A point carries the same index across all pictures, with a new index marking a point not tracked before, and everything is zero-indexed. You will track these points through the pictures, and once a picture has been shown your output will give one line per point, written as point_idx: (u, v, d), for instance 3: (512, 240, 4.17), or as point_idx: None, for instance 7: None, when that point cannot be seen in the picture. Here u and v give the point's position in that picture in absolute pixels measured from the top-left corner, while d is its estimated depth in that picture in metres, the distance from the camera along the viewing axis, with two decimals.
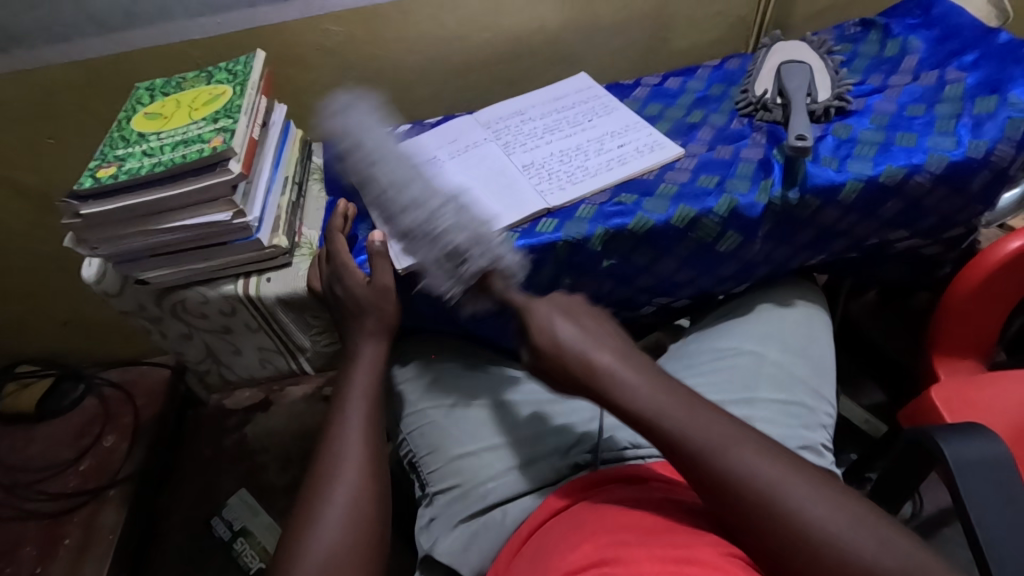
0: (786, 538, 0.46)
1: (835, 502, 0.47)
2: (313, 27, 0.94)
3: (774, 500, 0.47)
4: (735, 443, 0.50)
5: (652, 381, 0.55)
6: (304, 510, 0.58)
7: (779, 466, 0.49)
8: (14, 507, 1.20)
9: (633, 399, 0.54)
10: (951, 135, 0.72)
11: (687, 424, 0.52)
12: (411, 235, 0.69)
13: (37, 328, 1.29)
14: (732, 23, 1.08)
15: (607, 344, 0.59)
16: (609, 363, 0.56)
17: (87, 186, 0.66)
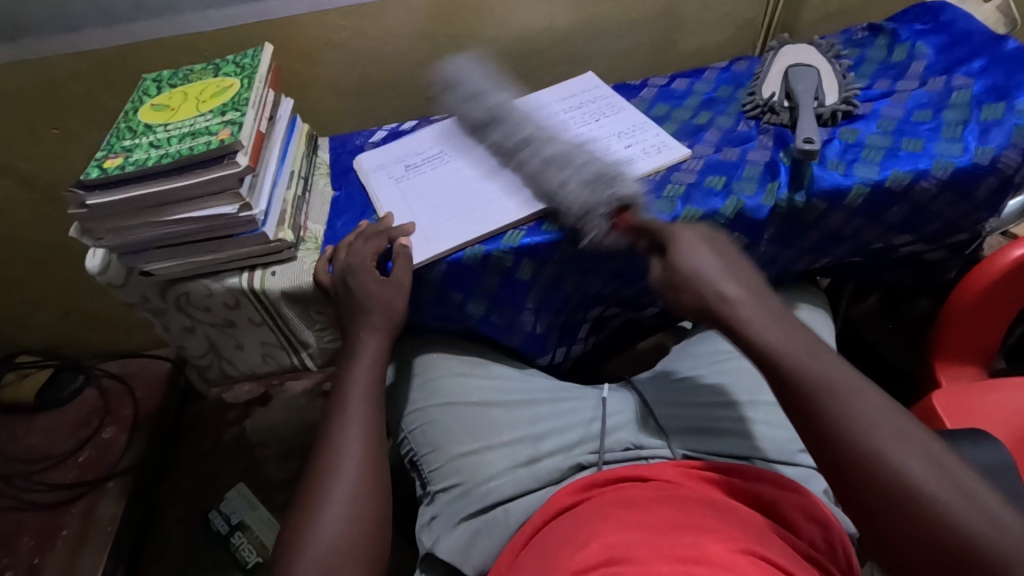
0: (891, 495, 0.44)
1: (940, 466, 0.44)
2: (321, 22, 0.93)
3: (880, 458, 0.45)
4: (849, 394, 0.48)
5: (778, 318, 0.54)
6: (305, 506, 0.58)
7: (900, 430, 0.46)
8: (12, 497, 1.20)
9: (753, 329, 0.53)
10: (958, 141, 0.73)
11: (810, 363, 0.50)
12: (550, 164, 0.73)
13: (38, 318, 1.29)
14: (739, 26, 1.08)
15: (732, 274, 0.58)
16: (729, 293, 0.56)
17: (94, 176, 0.66)
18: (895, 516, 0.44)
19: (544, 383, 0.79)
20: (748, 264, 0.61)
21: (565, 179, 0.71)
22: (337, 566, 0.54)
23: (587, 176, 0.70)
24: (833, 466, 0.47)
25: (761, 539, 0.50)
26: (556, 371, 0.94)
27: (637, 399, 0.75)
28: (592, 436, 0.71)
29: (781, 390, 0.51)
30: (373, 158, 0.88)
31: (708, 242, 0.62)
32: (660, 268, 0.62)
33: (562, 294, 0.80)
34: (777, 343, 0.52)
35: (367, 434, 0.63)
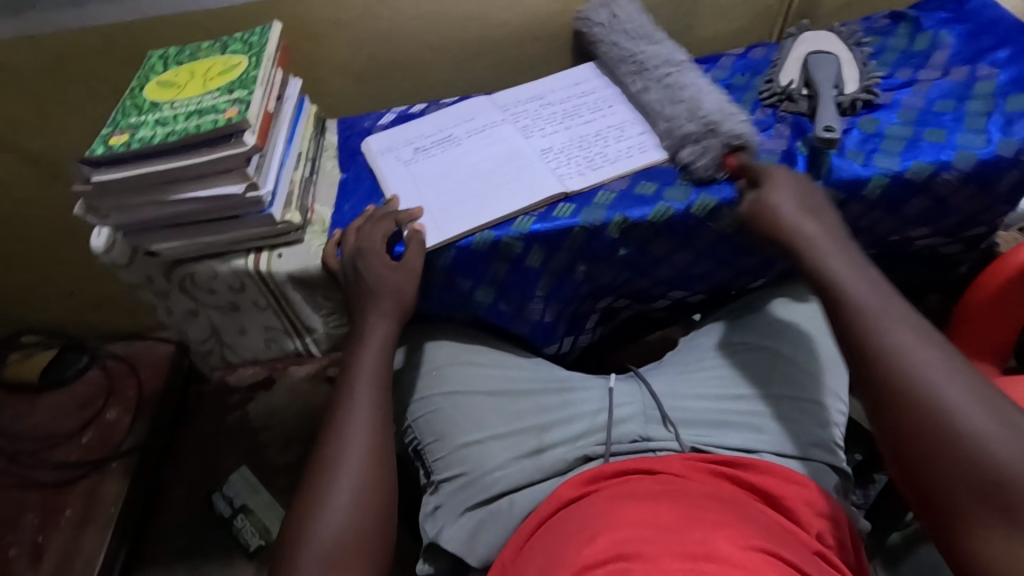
0: (917, 411, 0.47)
1: (978, 398, 0.45)
2: (330, 1, 0.92)
3: (932, 396, 0.46)
4: (905, 328, 0.51)
5: (852, 262, 0.58)
6: (309, 494, 0.57)
7: (951, 366, 0.47)
8: (17, 476, 1.21)
9: (820, 259, 0.59)
10: (981, 133, 0.71)
11: (855, 289, 0.55)
12: (653, 102, 0.78)
13: (43, 298, 1.29)
14: (757, 12, 1.06)
15: (811, 216, 0.63)
16: (813, 234, 0.60)
17: (99, 153, 0.65)
18: (937, 447, 0.45)
19: (551, 373, 0.78)
20: (837, 219, 0.64)
21: (671, 117, 0.76)
22: (343, 553, 0.53)
23: (687, 114, 0.75)
24: (881, 398, 0.49)
25: (772, 535, 0.49)
26: (563, 360, 0.93)
27: (647, 389, 0.74)
28: (599, 427, 0.70)
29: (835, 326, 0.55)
30: (381, 140, 0.86)
31: (802, 202, 0.64)
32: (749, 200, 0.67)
33: (571, 283, 0.79)
34: (846, 277, 0.56)
35: (372, 419, 0.62)
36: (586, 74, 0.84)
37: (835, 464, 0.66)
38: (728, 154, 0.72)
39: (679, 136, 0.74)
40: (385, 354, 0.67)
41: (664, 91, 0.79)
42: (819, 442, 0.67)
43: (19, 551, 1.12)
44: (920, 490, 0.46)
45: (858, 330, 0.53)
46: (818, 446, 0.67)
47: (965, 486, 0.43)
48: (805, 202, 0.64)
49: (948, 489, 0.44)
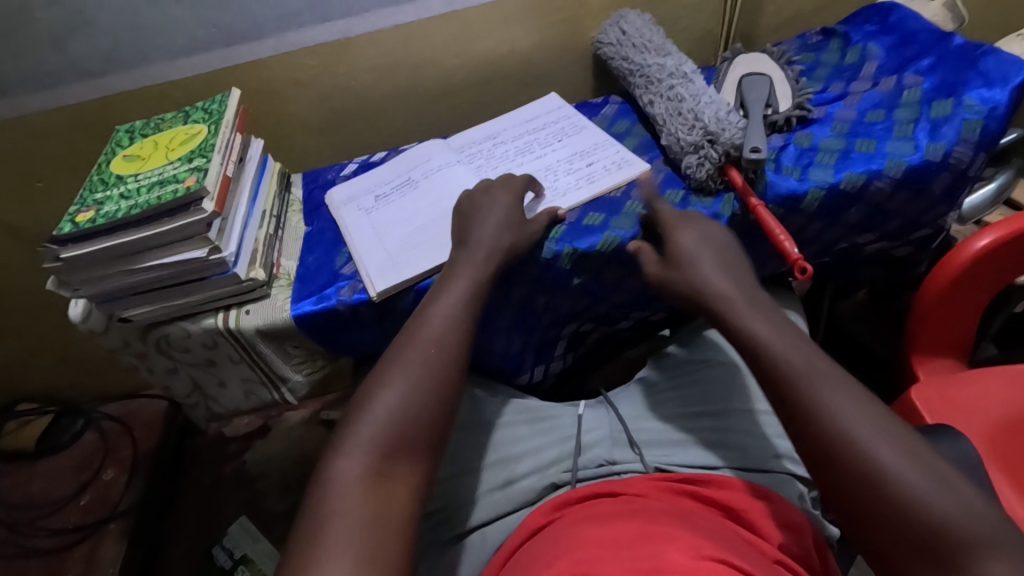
0: (846, 472, 0.49)
1: (908, 454, 0.48)
2: (288, 62, 0.96)
3: (871, 464, 0.48)
4: (829, 388, 0.52)
5: (777, 327, 0.59)
6: (361, 401, 0.56)
7: (876, 420, 0.50)
8: (16, 545, 1.21)
9: (740, 320, 0.60)
10: (909, 140, 0.73)
11: (778, 349, 0.56)
12: (670, 117, 0.81)
13: (37, 367, 1.32)
14: (699, 37, 1.10)
15: (723, 272, 0.65)
16: (724, 290, 0.63)
17: (67, 231, 0.68)
18: (886, 512, 0.46)
19: (522, 404, 0.79)
20: (748, 272, 0.66)
21: (692, 118, 0.78)
22: (363, 493, 0.48)
23: (704, 119, 0.77)
24: (822, 465, 0.50)
25: (727, 546, 0.50)
26: (537, 389, 0.95)
27: (613, 413, 0.76)
28: (566, 454, 0.72)
29: (770, 388, 0.56)
30: (343, 191, 0.90)
31: (716, 258, 0.66)
32: (659, 266, 0.69)
33: (533, 314, 0.81)
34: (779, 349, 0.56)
35: (443, 340, 0.61)
36: (671, 110, 0.81)
37: (803, 473, 0.66)
38: (726, 164, 0.75)
39: (682, 146, 0.77)
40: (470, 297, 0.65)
41: (667, 103, 0.82)
42: (783, 452, 0.68)
43: None
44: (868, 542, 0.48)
45: (798, 406, 0.53)
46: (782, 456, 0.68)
47: (906, 545, 0.45)
48: (721, 256, 0.66)
49: (895, 545, 0.45)
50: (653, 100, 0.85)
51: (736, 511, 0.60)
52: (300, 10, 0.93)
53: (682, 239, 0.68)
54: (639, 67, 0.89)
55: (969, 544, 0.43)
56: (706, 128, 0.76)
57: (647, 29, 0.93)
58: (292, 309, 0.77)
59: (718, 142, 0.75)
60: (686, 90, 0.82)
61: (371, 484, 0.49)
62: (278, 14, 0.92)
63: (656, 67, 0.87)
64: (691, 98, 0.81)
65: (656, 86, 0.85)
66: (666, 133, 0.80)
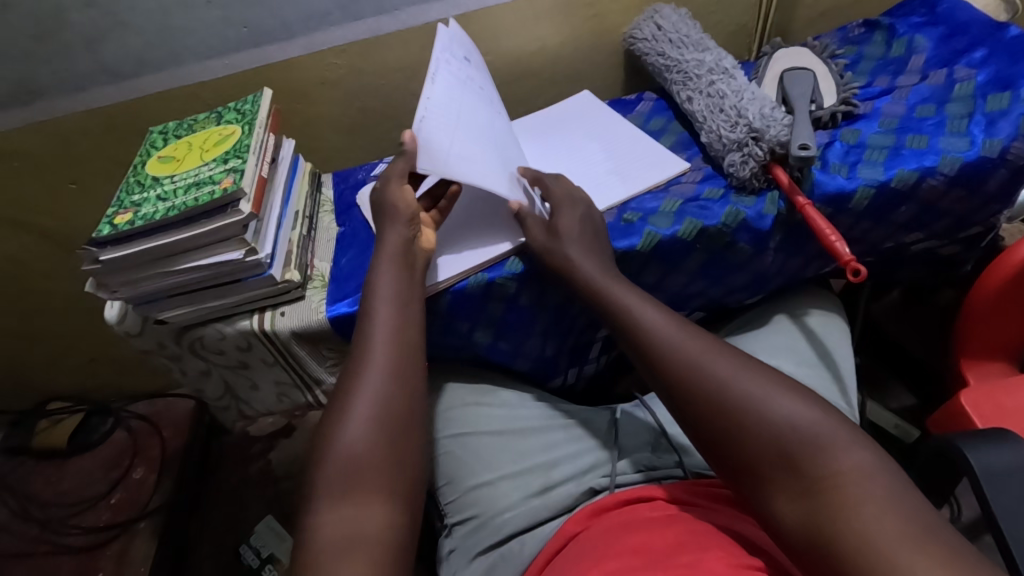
0: (701, 404, 0.53)
1: (745, 372, 0.53)
2: (318, 62, 0.96)
3: (719, 391, 0.53)
4: (680, 335, 0.58)
5: (640, 295, 0.64)
6: (330, 418, 0.58)
7: (718, 353, 0.56)
8: (48, 542, 1.22)
9: (609, 289, 0.65)
10: (964, 135, 0.71)
11: (635, 311, 0.62)
12: (710, 114, 0.79)
13: (68, 365, 1.34)
14: (733, 31, 1.08)
15: (586, 242, 0.68)
16: (584, 262, 0.66)
17: (105, 233, 0.68)
18: (741, 431, 0.50)
19: (554, 409, 0.77)
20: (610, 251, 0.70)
21: (734, 114, 0.76)
22: (349, 544, 0.50)
23: (745, 116, 0.75)
24: (681, 400, 0.55)
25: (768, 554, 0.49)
26: (570, 391, 0.94)
27: (652, 417, 0.74)
28: (605, 459, 0.70)
29: (631, 343, 0.61)
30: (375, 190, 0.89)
31: (587, 242, 0.69)
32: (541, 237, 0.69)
33: (567, 316, 0.80)
34: (640, 311, 0.62)
35: (396, 343, 0.62)
36: (711, 107, 0.79)
37: None
38: (770, 161, 0.73)
39: (724, 143, 0.76)
40: (405, 286, 0.65)
41: (707, 100, 0.80)
42: None
43: None
44: (734, 472, 0.51)
45: (657, 356, 0.58)
46: None
47: (764, 460, 0.49)
48: (594, 238, 0.69)
49: (756, 461, 0.49)
50: (691, 97, 0.83)
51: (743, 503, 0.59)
52: (330, 9, 0.92)
53: (561, 219, 0.69)
54: (677, 63, 0.87)
55: (808, 438, 0.48)
56: (750, 125, 0.74)
57: (684, 23, 0.91)
58: (327, 311, 0.76)
59: (763, 139, 0.72)
60: (727, 86, 0.80)
61: (346, 526, 0.51)
62: (308, 14, 0.92)
63: (694, 63, 0.85)
64: (732, 93, 0.79)
65: (695, 82, 0.83)
66: (706, 130, 0.79)
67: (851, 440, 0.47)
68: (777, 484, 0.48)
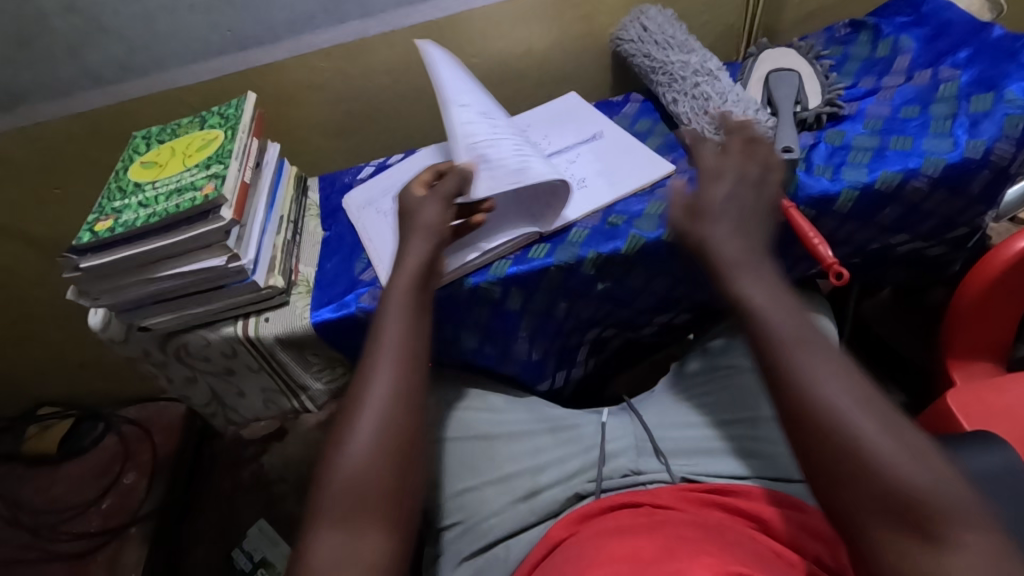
0: (814, 434, 0.45)
1: (883, 413, 0.45)
2: (303, 65, 0.95)
3: (842, 424, 0.44)
4: (808, 347, 0.49)
5: (770, 289, 0.54)
6: (326, 454, 0.53)
7: (852, 381, 0.46)
8: (39, 549, 1.21)
9: (735, 272, 0.56)
10: (948, 137, 0.70)
11: (759, 305, 0.52)
12: (694, 116, 0.79)
13: (58, 371, 1.33)
14: (721, 31, 1.07)
15: (735, 214, 0.60)
16: (718, 233, 0.58)
17: (85, 241, 0.68)
18: (858, 477, 0.43)
19: (543, 413, 0.77)
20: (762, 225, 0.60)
21: (718, 118, 0.76)
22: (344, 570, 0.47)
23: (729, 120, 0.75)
24: (792, 417, 0.47)
25: (752, 558, 0.49)
26: (559, 395, 0.94)
27: (637, 421, 0.74)
28: (591, 463, 0.70)
29: (748, 338, 0.52)
30: (361, 194, 0.89)
31: (736, 217, 0.60)
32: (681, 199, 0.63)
33: (554, 320, 0.80)
34: (769, 309, 0.52)
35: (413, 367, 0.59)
36: (695, 110, 0.79)
37: None
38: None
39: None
40: (412, 316, 0.62)
41: (692, 102, 0.80)
42: None
43: None
44: (834, 512, 0.44)
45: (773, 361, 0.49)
46: None
47: (877, 515, 0.42)
48: (742, 214, 0.60)
49: (866, 512, 0.42)
50: (676, 98, 0.83)
51: (774, 522, 0.58)
52: (315, 12, 0.91)
53: (710, 191, 0.61)
54: (662, 64, 0.87)
55: (942, 510, 0.40)
56: (734, 128, 0.73)
57: (669, 25, 0.91)
58: (312, 316, 0.75)
59: None
60: (711, 88, 0.80)
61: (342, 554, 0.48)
62: (292, 17, 0.91)
63: (679, 64, 0.85)
64: (716, 95, 0.79)
65: (680, 83, 0.83)
66: (690, 132, 0.78)
67: (991, 527, 0.40)
68: (889, 546, 0.41)
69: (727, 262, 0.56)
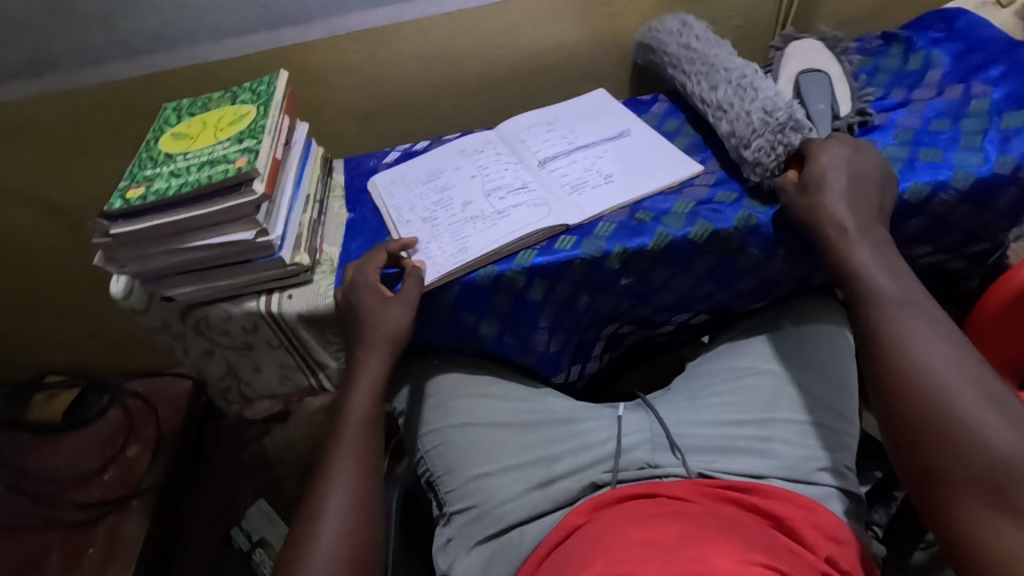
0: (911, 398, 0.51)
1: (983, 387, 0.49)
2: (334, 47, 0.95)
3: (939, 389, 0.50)
4: (917, 325, 0.55)
5: (885, 263, 0.61)
6: (292, 556, 0.56)
7: (957, 358, 0.52)
8: (40, 516, 1.21)
9: (851, 254, 0.62)
10: (978, 152, 0.71)
11: (877, 287, 0.59)
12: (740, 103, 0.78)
13: (68, 340, 1.33)
14: (749, 36, 1.08)
15: (857, 203, 0.65)
16: (840, 215, 0.64)
17: (117, 207, 0.68)
18: (944, 438, 0.48)
19: (559, 405, 0.77)
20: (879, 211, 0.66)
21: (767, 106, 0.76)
22: None
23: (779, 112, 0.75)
24: (886, 383, 0.54)
25: (772, 552, 0.50)
26: (571, 389, 0.94)
27: (653, 416, 0.75)
28: (607, 455, 0.71)
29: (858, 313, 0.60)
30: (386, 176, 0.89)
31: (848, 193, 0.65)
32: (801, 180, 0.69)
33: (574, 313, 0.80)
34: (880, 286, 0.59)
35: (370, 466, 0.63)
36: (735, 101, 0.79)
37: (845, 487, 0.66)
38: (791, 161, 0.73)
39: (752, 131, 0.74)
40: (370, 424, 0.66)
41: (733, 94, 0.80)
42: (826, 466, 0.67)
43: None
44: (920, 472, 0.49)
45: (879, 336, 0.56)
46: (826, 470, 0.67)
47: (958, 473, 0.46)
48: (854, 193, 0.65)
49: (946, 469, 0.47)
50: (716, 90, 0.82)
51: (794, 521, 0.59)
52: None
53: (820, 161, 0.67)
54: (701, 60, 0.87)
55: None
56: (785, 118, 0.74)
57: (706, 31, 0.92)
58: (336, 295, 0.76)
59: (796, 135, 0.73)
60: (755, 84, 0.80)
61: None
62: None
63: (721, 60, 0.86)
64: (762, 89, 0.79)
65: (721, 77, 0.83)
66: (730, 118, 0.77)
67: None
68: (967, 500, 0.45)
69: (841, 232, 0.63)
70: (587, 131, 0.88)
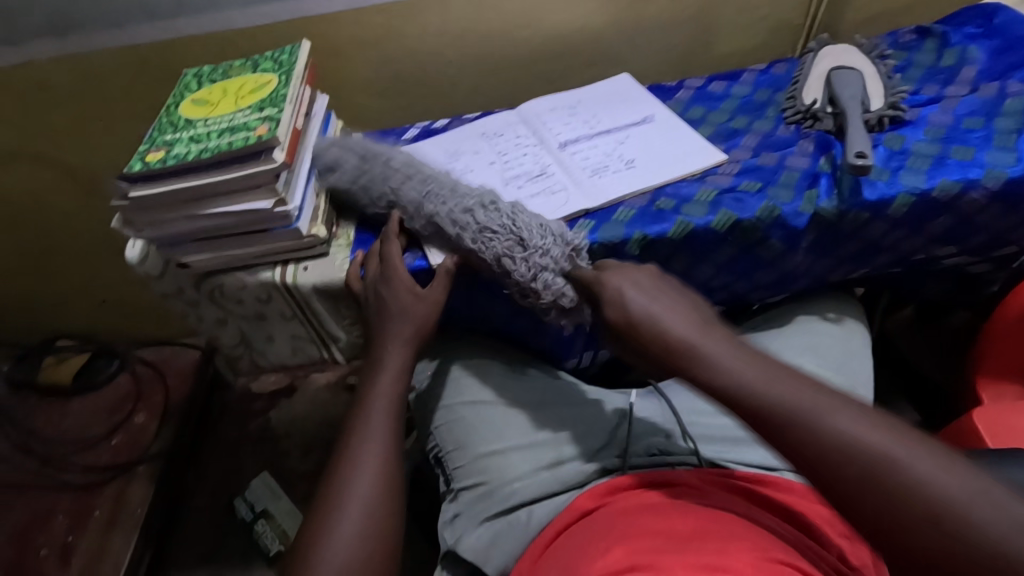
0: (884, 507, 0.39)
1: (946, 461, 0.39)
2: (357, 20, 0.94)
3: (912, 486, 0.39)
4: (824, 409, 0.43)
5: (735, 348, 0.50)
6: (312, 536, 0.56)
7: (885, 432, 0.41)
8: (47, 477, 1.23)
9: (704, 359, 0.50)
10: (1011, 151, 0.69)
11: (741, 375, 0.47)
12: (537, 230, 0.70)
13: (79, 305, 1.34)
14: (778, 26, 1.06)
15: (680, 308, 0.54)
16: (683, 326, 0.52)
17: (136, 169, 0.67)
18: (946, 548, 0.37)
19: (570, 390, 0.78)
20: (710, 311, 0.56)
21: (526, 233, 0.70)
22: None
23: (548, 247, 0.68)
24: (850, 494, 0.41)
25: (788, 548, 0.49)
26: (582, 375, 0.94)
27: (666, 404, 0.75)
28: (618, 441, 0.70)
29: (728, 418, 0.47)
30: (407, 152, 0.88)
31: (654, 286, 0.57)
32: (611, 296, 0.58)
33: None
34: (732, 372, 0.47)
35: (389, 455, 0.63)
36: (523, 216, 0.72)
37: None
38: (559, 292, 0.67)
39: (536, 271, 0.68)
40: (393, 409, 0.66)
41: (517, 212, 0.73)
42: None
43: (49, 552, 1.14)
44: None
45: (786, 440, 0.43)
46: None
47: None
48: (658, 283, 0.57)
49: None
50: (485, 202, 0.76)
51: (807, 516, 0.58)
52: None
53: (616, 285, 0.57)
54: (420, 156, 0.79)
55: None
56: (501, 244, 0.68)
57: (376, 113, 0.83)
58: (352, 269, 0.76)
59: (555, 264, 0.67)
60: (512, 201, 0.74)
61: None
62: None
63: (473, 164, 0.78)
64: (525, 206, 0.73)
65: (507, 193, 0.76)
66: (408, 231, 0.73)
67: None
68: None
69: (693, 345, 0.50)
70: (610, 115, 0.87)
